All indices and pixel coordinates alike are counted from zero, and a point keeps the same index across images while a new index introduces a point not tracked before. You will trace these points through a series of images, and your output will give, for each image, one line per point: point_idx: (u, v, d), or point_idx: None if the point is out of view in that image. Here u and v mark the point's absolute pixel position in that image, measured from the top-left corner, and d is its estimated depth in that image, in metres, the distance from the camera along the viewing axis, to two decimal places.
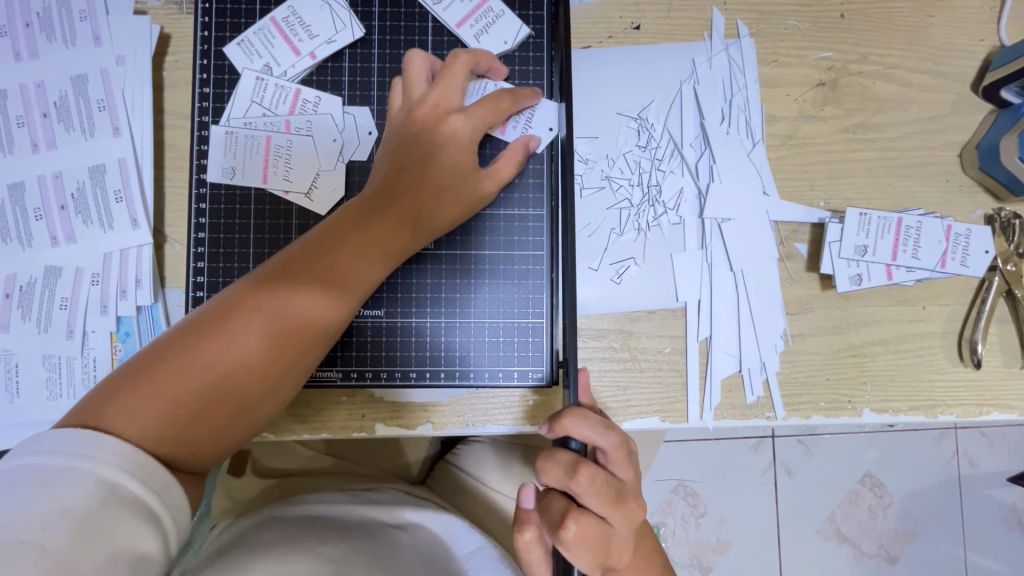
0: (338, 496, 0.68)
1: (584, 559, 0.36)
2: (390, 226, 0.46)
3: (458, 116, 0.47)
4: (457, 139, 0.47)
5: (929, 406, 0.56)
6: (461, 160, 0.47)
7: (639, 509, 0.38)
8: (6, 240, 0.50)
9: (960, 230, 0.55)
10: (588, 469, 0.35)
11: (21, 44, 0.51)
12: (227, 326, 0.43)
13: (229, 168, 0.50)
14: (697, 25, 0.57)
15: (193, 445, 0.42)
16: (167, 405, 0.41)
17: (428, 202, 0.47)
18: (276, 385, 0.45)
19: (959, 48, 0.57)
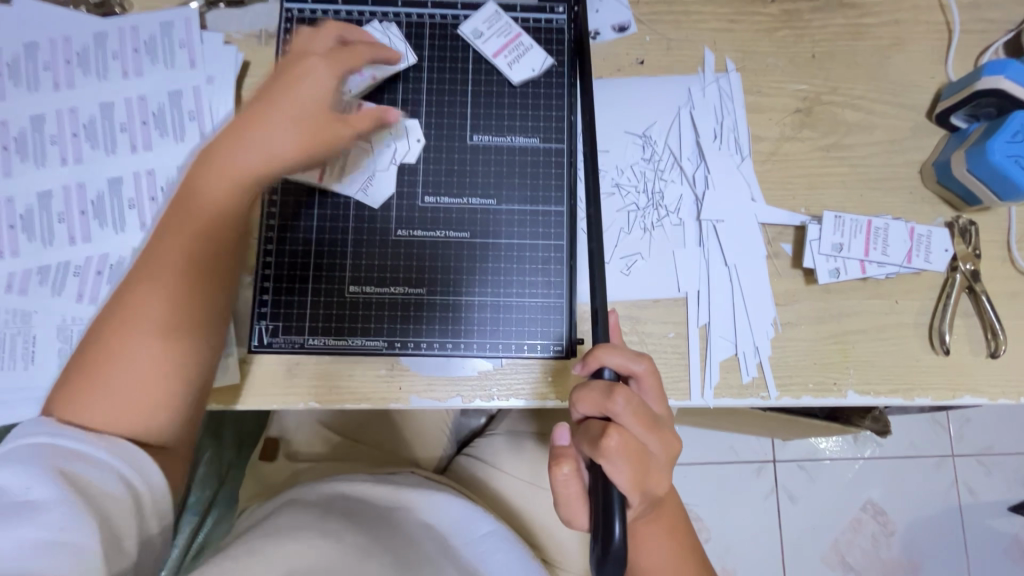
0: (365, 478, 0.73)
1: (624, 474, 0.39)
2: (225, 174, 0.50)
3: (311, 61, 0.52)
4: (284, 91, 0.51)
5: (907, 389, 0.62)
6: (300, 102, 0.51)
7: (671, 438, 0.43)
8: (103, 225, 0.59)
9: (922, 231, 0.63)
10: (622, 390, 0.40)
11: (128, 65, 0.62)
12: (137, 283, 0.49)
13: None
14: (692, 62, 0.67)
15: (145, 388, 0.48)
16: (112, 358, 0.47)
17: (271, 139, 0.51)
18: (204, 323, 0.51)
19: (914, 84, 0.68)
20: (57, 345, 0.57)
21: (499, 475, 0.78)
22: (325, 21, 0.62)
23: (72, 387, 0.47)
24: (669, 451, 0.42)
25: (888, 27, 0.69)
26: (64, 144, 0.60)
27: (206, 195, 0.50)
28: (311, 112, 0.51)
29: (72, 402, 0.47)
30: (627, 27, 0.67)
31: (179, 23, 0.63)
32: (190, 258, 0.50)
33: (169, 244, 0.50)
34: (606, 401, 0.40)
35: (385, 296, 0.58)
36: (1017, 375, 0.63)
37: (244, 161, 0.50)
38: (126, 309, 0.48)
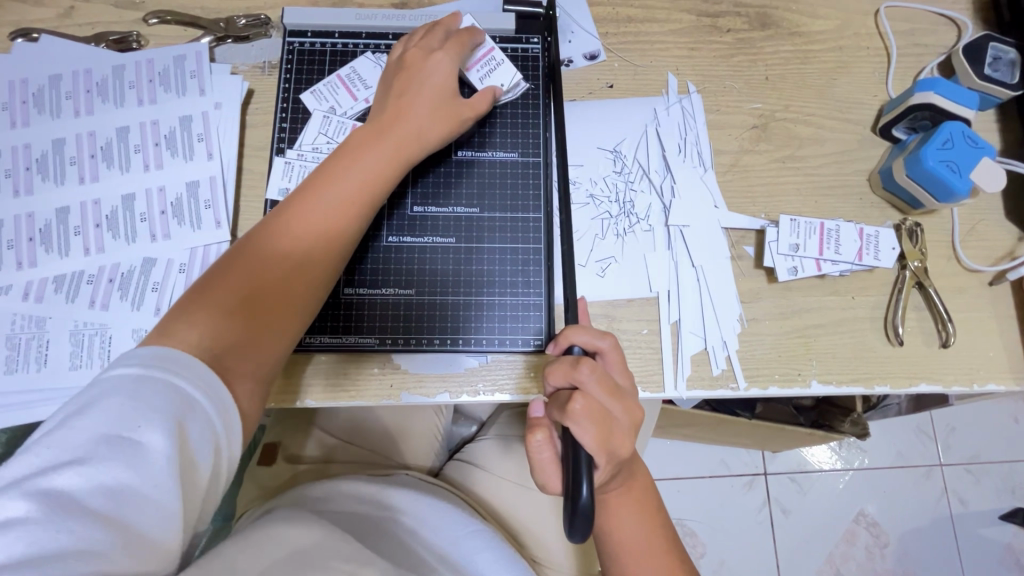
0: (360, 480, 0.76)
1: (589, 433, 0.42)
2: (371, 145, 0.57)
3: (439, 53, 0.61)
4: (431, 74, 0.60)
5: (866, 378, 0.66)
6: (438, 89, 0.60)
7: (635, 407, 0.46)
8: (115, 237, 0.63)
9: (871, 231, 0.68)
10: (587, 360, 0.44)
11: (143, 94, 0.68)
12: (282, 236, 0.52)
13: (285, 188, 0.64)
14: (656, 85, 0.74)
15: (256, 330, 0.49)
16: (244, 299, 0.49)
17: (420, 121, 0.59)
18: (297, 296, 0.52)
19: (858, 101, 0.75)
20: (70, 348, 0.61)
21: (488, 477, 0.81)
22: (323, 53, 0.68)
23: (171, 321, 0.47)
24: (634, 417, 0.46)
25: (832, 52, 0.76)
26: (82, 164, 0.65)
27: (366, 171, 0.56)
28: (449, 100, 0.60)
29: (172, 325, 0.46)
30: (597, 55, 0.74)
31: (191, 56, 0.69)
32: (345, 221, 0.55)
33: (340, 204, 0.54)
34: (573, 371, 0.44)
35: (377, 297, 0.63)
36: (969, 364, 0.67)
37: (375, 152, 0.56)
38: (264, 257, 0.51)
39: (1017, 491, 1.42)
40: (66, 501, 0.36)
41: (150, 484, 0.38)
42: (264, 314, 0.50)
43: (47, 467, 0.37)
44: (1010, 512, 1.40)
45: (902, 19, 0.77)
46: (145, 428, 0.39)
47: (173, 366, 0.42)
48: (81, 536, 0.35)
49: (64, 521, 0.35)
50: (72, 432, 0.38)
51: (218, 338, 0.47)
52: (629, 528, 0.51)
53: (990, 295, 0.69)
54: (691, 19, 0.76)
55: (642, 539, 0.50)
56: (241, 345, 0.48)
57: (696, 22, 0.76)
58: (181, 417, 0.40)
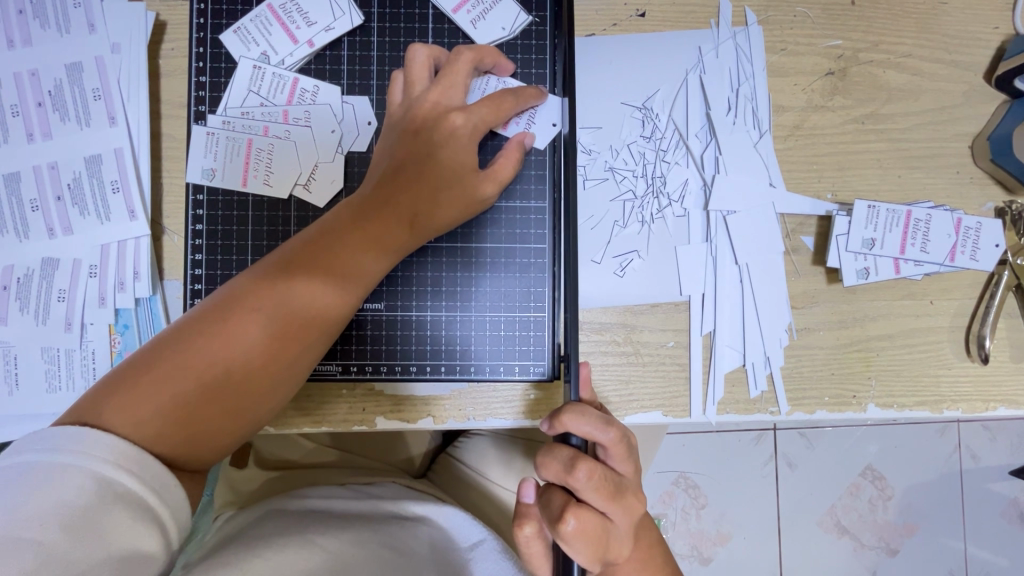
0: (340, 488, 0.68)
1: (582, 552, 0.34)
2: (359, 226, 0.45)
3: (457, 113, 0.46)
4: (444, 168, 0.45)
5: (934, 401, 0.55)
6: (460, 145, 0.46)
7: (637, 501, 0.37)
8: (2, 232, 0.50)
9: (971, 222, 0.53)
10: (585, 464, 0.34)
11: (14, 31, 0.50)
12: (255, 306, 0.43)
13: (209, 170, 0.49)
14: (704, 12, 0.55)
15: (208, 426, 0.42)
16: (200, 385, 0.41)
17: (427, 208, 0.46)
18: (251, 374, 0.43)
19: (973, 37, 0.56)
20: None
21: (482, 478, 0.74)
22: None
23: (122, 389, 0.40)
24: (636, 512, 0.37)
25: None
26: None
27: (354, 237, 0.45)
28: (469, 169, 0.46)
29: (113, 402, 0.40)
30: None
31: None
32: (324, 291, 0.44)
33: (310, 292, 0.44)
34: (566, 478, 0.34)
35: None
36: None
37: (364, 235, 0.45)
38: (227, 329, 0.42)
39: None
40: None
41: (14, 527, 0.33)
42: (222, 402, 0.42)
43: None
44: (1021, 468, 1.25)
45: None
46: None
47: (45, 446, 0.36)
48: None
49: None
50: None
51: (159, 433, 0.40)
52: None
53: None
54: None
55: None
56: (179, 444, 0.40)
57: None
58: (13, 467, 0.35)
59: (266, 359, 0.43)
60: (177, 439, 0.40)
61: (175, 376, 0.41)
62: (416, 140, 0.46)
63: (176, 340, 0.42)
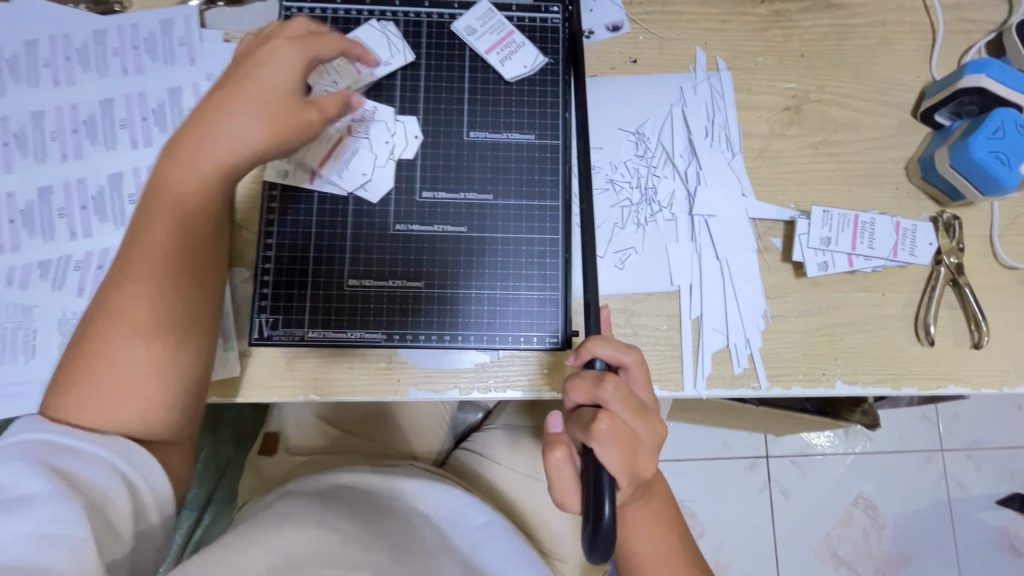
0: (361, 470, 0.75)
1: (614, 456, 0.39)
2: (167, 171, 0.49)
3: (273, 54, 0.51)
4: (243, 107, 0.49)
5: (892, 379, 0.64)
6: (261, 83, 0.50)
7: (659, 423, 0.42)
8: (103, 221, 0.59)
9: (908, 225, 0.65)
10: (612, 377, 0.40)
11: (129, 62, 0.62)
12: (98, 274, 0.48)
13: (284, 169, 0.59)
14: (684, 61, 0.69)
15: (164, 382, 0.47)
16: (87, 360, 0.46)
17: (225, 136, 0.49)
18: (178, 348, 0.48)
19: (900, 83, 0.70)
20: (58, 338, 0.57)
21: (496, 467, 0.80)
22: (324, 20, 0.62)
23: (63, 388, 0.45)
24: (658, 436, 0.42)
25: (873, 27, 0.71)
26: (64, 140, 0.60)
27: (171, 180, 0.49)
28: (277, 98, 0.50)
29: (71, 395, 0.45)
30: (620, 27, 0.68)
31: (179, 20, 0.63)
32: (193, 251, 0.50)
33: (137, 236, 0.49)
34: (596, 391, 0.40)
35: (383, 289, 0.58)
36: (1000, 367, 0.64)
37: (171, 178, 0.49)
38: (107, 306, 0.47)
39: (1014, 476, 1.54)
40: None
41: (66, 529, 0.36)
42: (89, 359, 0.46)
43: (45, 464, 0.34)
44: (1007, 497, 1.53)
45: None
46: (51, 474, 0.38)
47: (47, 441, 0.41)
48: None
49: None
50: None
51: (71, 404, 0.45)
52: (644, 537, 0.48)
53: None
54: None
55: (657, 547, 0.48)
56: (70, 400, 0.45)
57: None
58: (82, 470, 0.41)
59: (179, 328, 0.48)
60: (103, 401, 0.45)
61: (99, 366, 0.46)
62: (253, 81, 0.50)
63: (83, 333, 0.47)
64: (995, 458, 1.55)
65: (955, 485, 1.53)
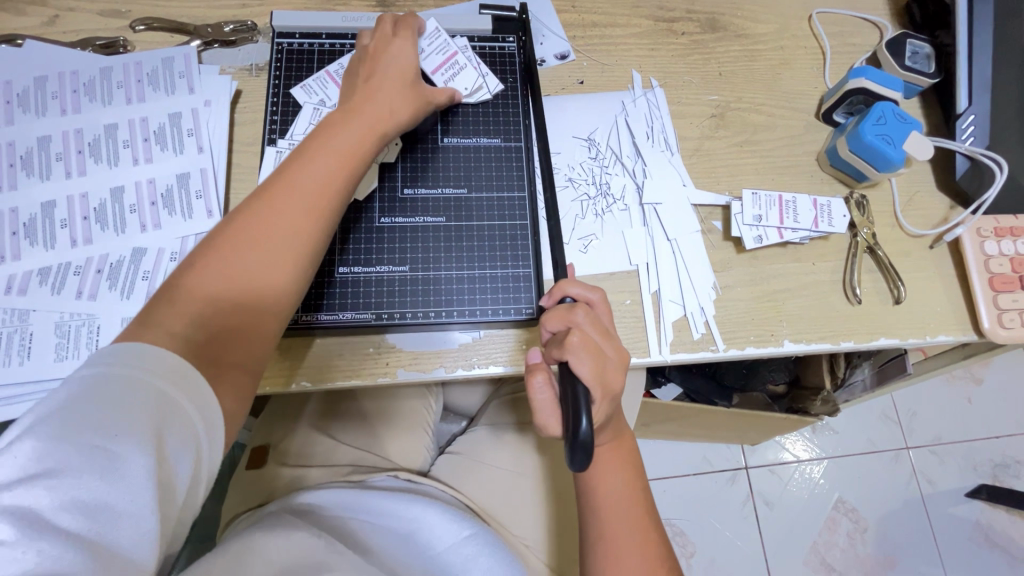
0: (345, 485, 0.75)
1: (587, 365, 0.44)
2: (341, 131, 0.56)
3: (394, 47, 0.63)
4: (384, 93, 0.60)
5: (832, 336, 0.72)
6: (398, 71, 0.62)
7: (622, 349, 0.49)
8: (104, 229, 0.64)
9: (824, 202, 0.75)
10: (582, 304, 0.46)
11: (132, 92, 0.69)
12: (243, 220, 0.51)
13: None
14: (623, 81, 0.81)
15: (246, 314, 0.49)
16: (203, 296, 0.48)
17: (387, 111, 0.59)
18: (260, 283, 0.50)
19: (802, 93, 0.83)
20: (54, 339, 0.60)
21: (484, 467, 0.82)
22: (311, 51, 0.71)
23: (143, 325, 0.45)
24: (623, 358, 0.48)
25: (775, 51, 0.85)
26: (68, 159, 0.66)
27: (337, 141, 0.56)
28: (411, 84, 0.62)
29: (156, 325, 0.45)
30: (567, 56, 0.81)
31: (179, 57, 0.71)
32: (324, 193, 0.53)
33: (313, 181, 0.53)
34: (569, 316, 0.46)
35: (372, 274, 0.64)
36: (921, 319, 0.74)
37: (341, 138, 0.56)
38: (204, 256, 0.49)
39: (976, 468, 1.61)
40: (43, 526, 0.35)
41: (124, 537, 0.37)
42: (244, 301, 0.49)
43: (67, 457, 0.37)
44: (974, 489, 1.58)
45: (832, 22, 0.88)
46: (146, 464, 0.38)
47: (195, 396, 0.43)
48: (58, 560, 0.34)
49: (37, 546, 0.34)
50: (46, 437, 0.37)
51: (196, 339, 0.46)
52: (611, 482, 0.59)
53: (933, 256, 0.77)
54: (649, 24, 0.84)
55: (618, 495, 0.59)
56: (223, 343, 0.48)
57: (653, 26, 0.84)
58: (183, 454, 0.40)
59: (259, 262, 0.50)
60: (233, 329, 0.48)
61: (185, 298, 0.47)
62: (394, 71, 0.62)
63: (184, 267, 0.49)
64: (957, 451, 1.63)
65: (926, 481, 1.59)
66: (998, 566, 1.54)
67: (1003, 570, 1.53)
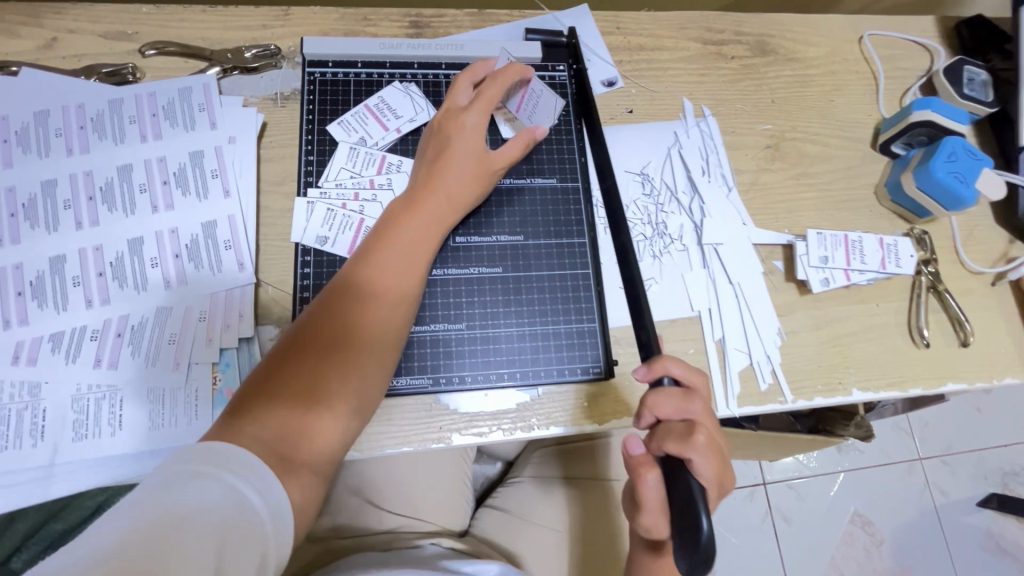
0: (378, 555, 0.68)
1: (705, 464, 0.41)
2: (411, 216, 0.55)
3: (469, 111, 0.60)
4: (455, 165, 0.57)
5: (899, 382, 0.69)
6: (472, 139, 0.59)
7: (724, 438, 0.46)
8: (122, 286, 0.57)
9: (890, 241, 0.72)
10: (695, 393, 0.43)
11: (147, 128, 0.62)
12: (322, 312, 0.50)
13: (322, 237, 0.60)
14: (673, 109, 0.76)
15: (319, 409, 0.47)
16: (280, 389, 0.47)
17: (452, 195, 0.57)
18: (336, 375, 0.48)
19: (856, 121, 0.80)
20: (71, 416, 0.53)
21: (530, 526, 0.78)
22: (346, 82, 0.65)
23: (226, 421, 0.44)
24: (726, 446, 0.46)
25: (827, 76, 0.82)
26: (78, 207, 0.59)
27: (405, 226, 0.54)
28: (485, 153, 0.59)
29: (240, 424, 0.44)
30: (615, 82, 0.76)
31: (198, 88, 0.64)
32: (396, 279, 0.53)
33: (388, 269, 0.53)
34: (681, 405, 0.43)
35: (427, 334, 0.58)
36: (987, 362, 0.71)
37: (415, 221, 0.55)
38: (284, 350, 0.49)
39: (987, 477, 1.62)
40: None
41: None
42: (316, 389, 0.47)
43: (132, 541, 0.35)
44: (985, 498, 1.60)
45: (883, 46, 0.84)
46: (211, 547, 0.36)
47: (255, 478, 0.41)
48: None
49: None
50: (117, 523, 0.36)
51: (272, 439, 0.44)
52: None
53: (994, 294, 0.74)
54: (697, 47, 0.80)
55: None
56: (298, 442, 0.45)
57: (702, 49, 0.80)
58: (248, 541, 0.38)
59: (335, 356, 0.49)
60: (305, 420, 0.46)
61: (264, 394, 0.46)
62: (467, 138, 0.58)
63: (266, 361, 0.49)
64: (968, 461, 1.64)
65: (938, 492, 1.60)
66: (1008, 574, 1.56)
67: None
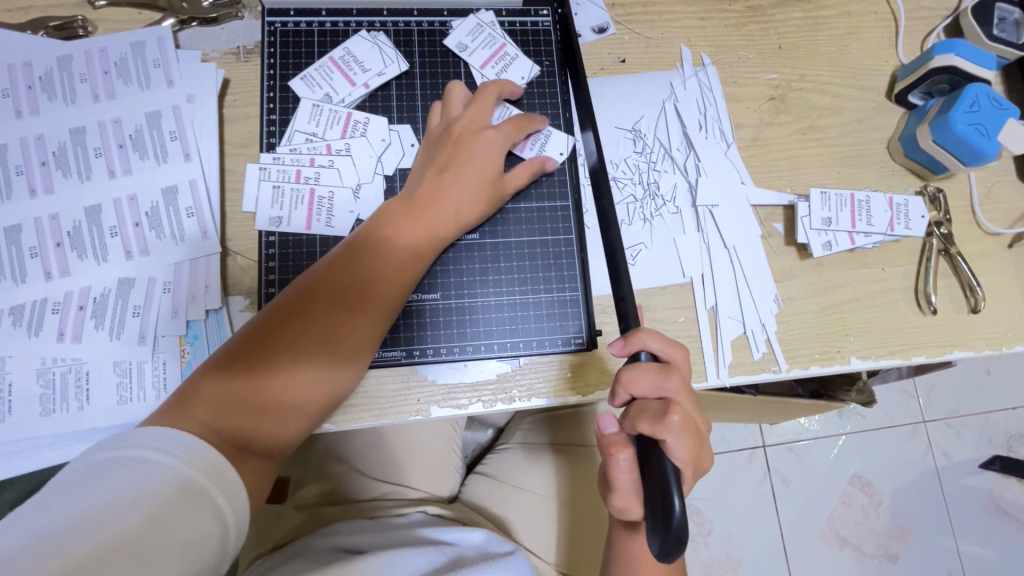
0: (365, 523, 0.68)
1: (682, 443, 0.39)
2: (402, 221, 0.52)
3: (490, 131, 0.56)
4: (459, 179, 0.54)
5: (902, 350, 0.65)
6: (485, 160, 0.55)
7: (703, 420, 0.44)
8: (82, 257, 0.54)
9: (900, 201, 0.67)
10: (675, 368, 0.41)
11: (99, 87, 0.58)
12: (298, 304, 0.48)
13: (276, 218, 0.56)
14: (669, 58, 0.70)
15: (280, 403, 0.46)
16: (244, 381, 0.46)
17: (450, 208, 0.54)
18: (305, 375, 0.47)
19: (871, 68, 0.73)
20: (37, 390, 0.52)
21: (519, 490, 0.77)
22: (310, 33, 0.60)
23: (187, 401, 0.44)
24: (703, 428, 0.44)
25: (842, 18, 0.74)
26: (31, 173, 0.56)
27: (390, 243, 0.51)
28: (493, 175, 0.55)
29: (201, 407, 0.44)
30: (606, 28, 0.69)
31: (152, 41, 0.60)
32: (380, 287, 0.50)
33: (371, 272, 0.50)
34: (659, 381, 0.41)
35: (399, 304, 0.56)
36: (997, 329, 0.67)
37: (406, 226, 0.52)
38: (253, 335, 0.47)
39: (991, 440, 1.60)
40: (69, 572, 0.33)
41: None
42: (279, 380, 0.46)
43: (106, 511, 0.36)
44: (988, 461, 1.58)
45: None
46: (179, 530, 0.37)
47: (215, 461, 0.40)
48: None
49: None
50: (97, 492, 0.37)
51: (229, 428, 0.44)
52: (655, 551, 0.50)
53: (1011, 256, 0.69)
54: None
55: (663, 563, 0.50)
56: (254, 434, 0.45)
57: None
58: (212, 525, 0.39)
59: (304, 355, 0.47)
60: (263, 410, 0.46)
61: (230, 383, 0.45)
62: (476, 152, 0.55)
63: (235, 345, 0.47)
64: (973, 423, 1.62)
65: (941, 455, 1.59)
66: (1005, 533, 1.57)
67: (1010, 537, 1.56)
